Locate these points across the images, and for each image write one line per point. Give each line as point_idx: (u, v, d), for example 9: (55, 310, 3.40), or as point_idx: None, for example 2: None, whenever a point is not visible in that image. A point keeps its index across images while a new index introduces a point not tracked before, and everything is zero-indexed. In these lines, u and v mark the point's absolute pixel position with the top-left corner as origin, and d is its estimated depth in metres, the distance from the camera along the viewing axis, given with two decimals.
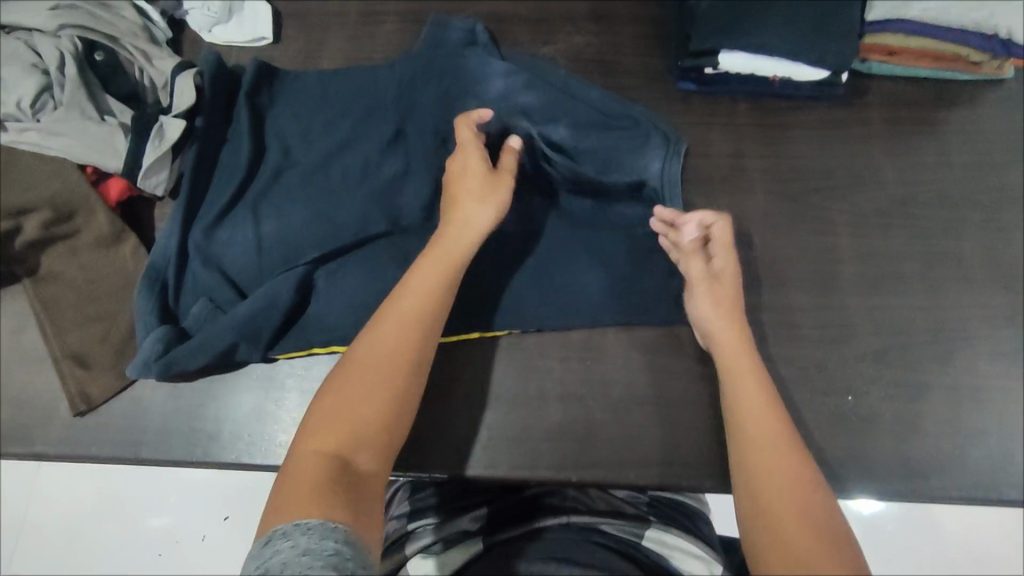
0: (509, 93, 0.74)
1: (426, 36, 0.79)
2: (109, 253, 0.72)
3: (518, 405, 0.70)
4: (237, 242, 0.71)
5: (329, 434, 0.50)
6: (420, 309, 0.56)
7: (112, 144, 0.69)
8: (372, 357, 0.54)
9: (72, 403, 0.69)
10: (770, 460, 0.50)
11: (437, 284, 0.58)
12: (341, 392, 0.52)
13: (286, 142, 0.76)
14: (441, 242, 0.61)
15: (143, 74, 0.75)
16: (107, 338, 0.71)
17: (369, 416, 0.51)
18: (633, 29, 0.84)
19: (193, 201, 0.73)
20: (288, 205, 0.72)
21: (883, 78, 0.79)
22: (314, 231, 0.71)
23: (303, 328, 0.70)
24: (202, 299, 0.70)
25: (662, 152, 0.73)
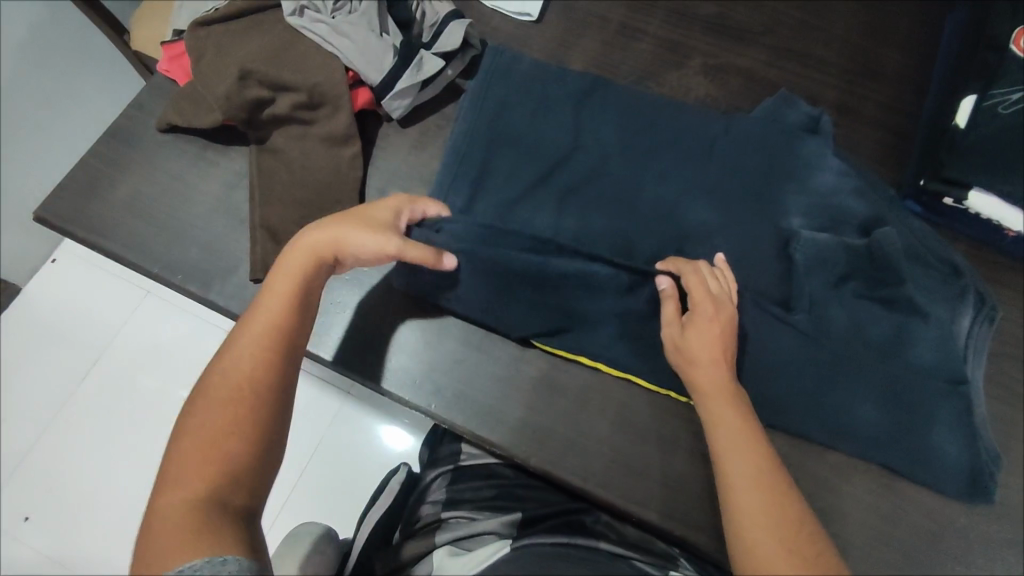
0: (835, 191, 0.73)
1: (768, 106, 0.79)
2: (332, 152, 0.77)
3: (645, 440, 0.69)
4: (469, 212, 0.74)
5: (198, 468, 0.50)
6: (258, 337, 0.57)
7: (380, 59, 0.75)
8: (224, 395, 0.54)
9: (252, 268, 0.74)
10: (751, 504, 0.54)
11: (275, 316, 0.59)
12: (200, 430, 0.52)
13: (521, 118, 0.78)
14: (282, 267, 0.61)
15: (419, 7, 0.82)
16: (304, 224, 0.75)
17: (233, 447, 0.51)
18: (875, 137, 0.83)
19: (451, 160, 0.76)
20: (519, 193, 0.75)
21: None
22: (538, 225, 0.73)
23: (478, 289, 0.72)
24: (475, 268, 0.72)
25: (974, 313, 0.70)
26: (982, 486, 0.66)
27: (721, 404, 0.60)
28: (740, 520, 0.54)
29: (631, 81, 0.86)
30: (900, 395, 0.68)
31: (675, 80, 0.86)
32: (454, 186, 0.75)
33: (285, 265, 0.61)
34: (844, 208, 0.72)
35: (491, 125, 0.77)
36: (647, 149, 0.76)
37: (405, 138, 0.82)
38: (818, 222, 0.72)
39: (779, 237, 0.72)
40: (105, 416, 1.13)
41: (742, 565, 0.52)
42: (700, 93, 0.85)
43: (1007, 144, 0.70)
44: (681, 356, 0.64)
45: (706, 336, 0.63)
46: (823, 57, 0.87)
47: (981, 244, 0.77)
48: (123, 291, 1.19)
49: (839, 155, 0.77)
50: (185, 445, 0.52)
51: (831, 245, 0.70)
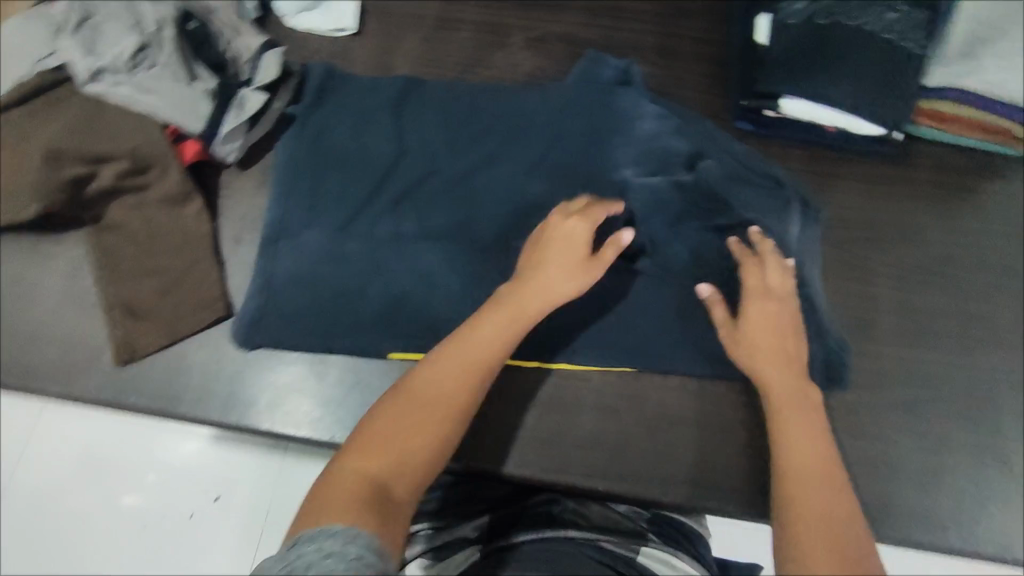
0: (658, 135, 0.76)
1: (580, 70, 0.82)
2: (175, 213, 0.74)
3: (551, 410, 0.71)
4: (307, 240, 0.75)
5: (375, 456, 0.53)
6: (475, 360, 0.59)
7: (196, 107, 0.72)
8: (427, 393, 0.57)
9: (117, 351, 0.70)
10: (810, 488, 0.53)
11: (502, 340, 0.61)
12: (386, 456, 0.53)
13: (341, 136, 0.80)
14: (514, 299, 0.63)
15: (228, 46, 0.79)
16: (164, 291, 0.72)
17: (424, 442, 0.55)
18: (698, 68, 0.88)
19: (284, 194, 0.77)
20: (357, 210, 0.76)
21: (933, 142, 0.82)
22: (381, 235, 0.75)
23: (337, 311, 0.73)
24: (331, 292, 0.73)
25: (800, 220, 0.75)
26: (834, 373, 0.70)
27: (782, 388, 0.61)
28: (798, 502, 0.52)
29: (460, 72, 0.87)
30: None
31: (502, 61, 0.88)
32: (290, 216, 0.76)
33: (507, 297, 0.63)
34: (666, 146, 0.75)
35: (315, 149, 0.79)
36: (473, 138, 0.80)
37: (249, 180, 0.80)
38: (651, 164, 0.75)
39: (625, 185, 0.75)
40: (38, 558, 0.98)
41: (785, 518, 0.52)
42: (528, 68, 0.88)
43: (804, 51, 0.75)
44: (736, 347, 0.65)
45: (757, 325, 0.65)
46: (634, 6, 0.91)
47: (811, 144, 0.82)
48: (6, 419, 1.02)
49: (655, 100, 0.80)
50: (341, 473, 0.51)
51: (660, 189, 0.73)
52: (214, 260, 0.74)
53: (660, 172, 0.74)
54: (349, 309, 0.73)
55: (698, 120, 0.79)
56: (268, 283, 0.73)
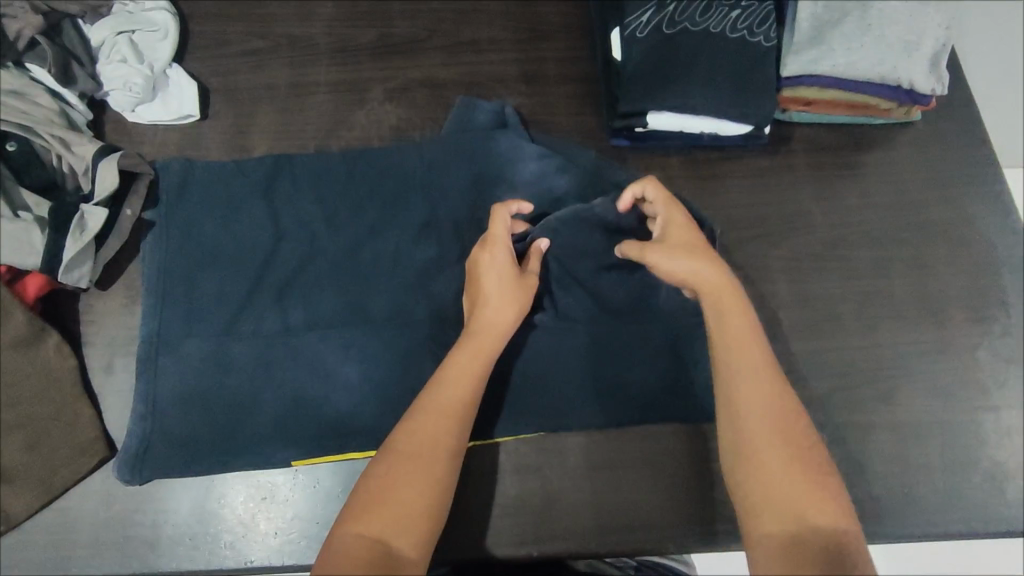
0: (541, 179, 0.76)
1: (455, 118, 0.80)
2: (27, 355, 0.67)
3: (471, 484, 0.67)
4: (183, 354, 0.69)
5: (375, 518, 0.52)
6: (458, 398, 0.58)
7: (28, 241, 0.67)
8: (415, 448, 0.55)
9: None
10: (759, 415, 0.55)
11: (469, 381, 0.59)
12: (375, 523, 0.52)
13: (207, 233, 0.74)
14: (476, 336, 0.61)
15: (58, 161, 0.73)
16: (31, 445, 0.66)
17: (410, 494, 0.53)
18: (566, 87, 0.85)
19: (155, 308, 0.71)
20: (237, 312, 0.71)
21: (805, 125, 0.82)
22: (266, 330, 0.70)
23: (231, 425, 0.67)
24: (220, 405, 0.68)
25: None
26: None
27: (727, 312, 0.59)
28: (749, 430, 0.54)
29: (323, 139, 0.83)
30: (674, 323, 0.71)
31: (364, 118, 0.84)
32: (163, 331, 0.70)
33: (483, 328, 0.61)
34: (552, 191, 0.75)
35: (182, 253, 0.73)
36: (347, 208, 0.75)
37: (110, 299, 0.74)
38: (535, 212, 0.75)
39: None
40: None
41: (741, 473, 0.54)
42: (393, 120, 0.84)
43: (656, 63, 0.74)
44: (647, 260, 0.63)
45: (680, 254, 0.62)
46: (492, 36, 0.88)
47: (689, 149, 0.81)
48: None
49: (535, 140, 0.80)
50: (353, 542, 0.51)
51: None
52: (86, 398, 0.69)
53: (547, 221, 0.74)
54: (244, 423, 0.67)
55: (574, 149, 0.79)
56: (152, 406, 0.68)
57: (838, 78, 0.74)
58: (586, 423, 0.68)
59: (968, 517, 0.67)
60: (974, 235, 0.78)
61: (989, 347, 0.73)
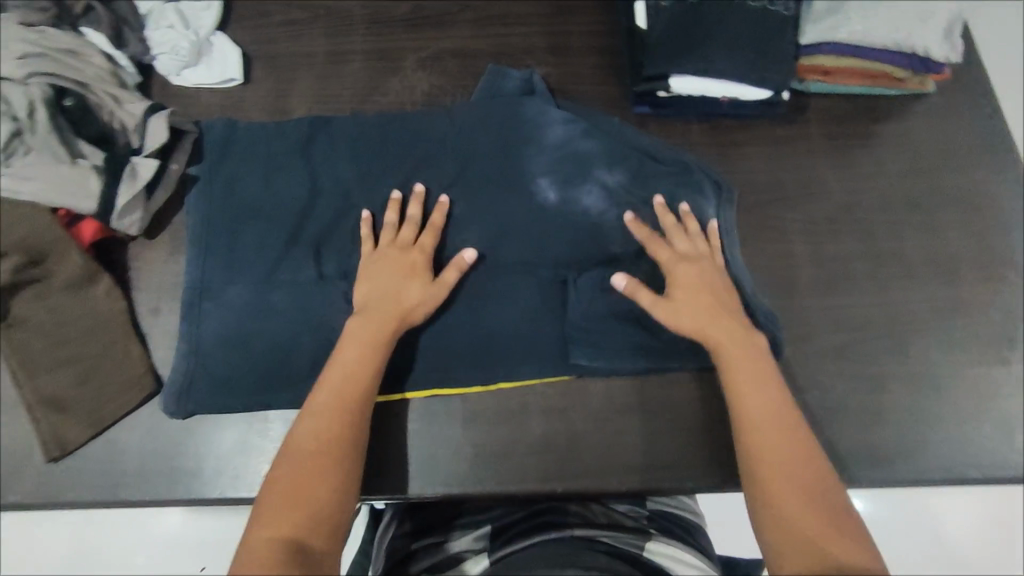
0: (568, 141, 0.76)
1: (484, 85, 0.82)
2: (83, 296, 0.71)
3: (497, 424, 0.71)
4: (221, 304, 0.72)
5: (278, 511, 0.54)
6: (346, 386, 0.62)
7: (85, 185, 0.70)
8: (310, 450, 0.58)
9: (45, 449, 0.68)
10: (773, 448, 0.58)
11: (354, 376, 0.63)
12: (272, 508, 0.55)
13: (241, 190, 0.76)
14: (365, 322, 0.65)
15: (112, 115, 0.77)
16: (83, 379, 0.70)
17: (320, 494, 0.56)
18: (590, 58, 0.89)
19: (195, 258, 0.74)
20: (275, 259, 0.73)
21: (822, 95, 0.85)
22: (298, 281, 0.72)
23: (274, 368, 0.70)
24: (256, 352, 0.70)
25: (715, 200, 0.76)
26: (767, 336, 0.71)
27: (735, 343, 0.64)
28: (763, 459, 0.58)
29: (358, 104, 0.86)
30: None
31: (398, 85, 0.87)
32: (203, 281, 0.73)
33: (369, 317, 0.66)
34: (577, 153, 0.75)
35: (218, 209, 0.76)
36: (375, 169, 0.77)
37: (157, 247, 0.78)
38: (563, 175, 0.74)
39: (548, 203, 0.73)
40: None
41: (767, 509, 0.56)
42: (425, 88, 0.87)
43: (679, 31, 0.77)
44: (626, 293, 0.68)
45: (687, 285, 0.67)
46: (520, 11, 0.92)
47: (710, 115, 0.84)
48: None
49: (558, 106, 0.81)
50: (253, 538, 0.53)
51: (587, 201, 0.74)
52: (136, 337, 0.73)
53: (575, 182, 0.74)
54: (284, 362, 0.70)
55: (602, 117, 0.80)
56: (196, 347, 0.70)
57: (856, 45, 0.77)
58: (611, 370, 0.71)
59: (976, 465, 0.70)
60: (986, 200, 0.80)
61: (1000, 307, 0.76)
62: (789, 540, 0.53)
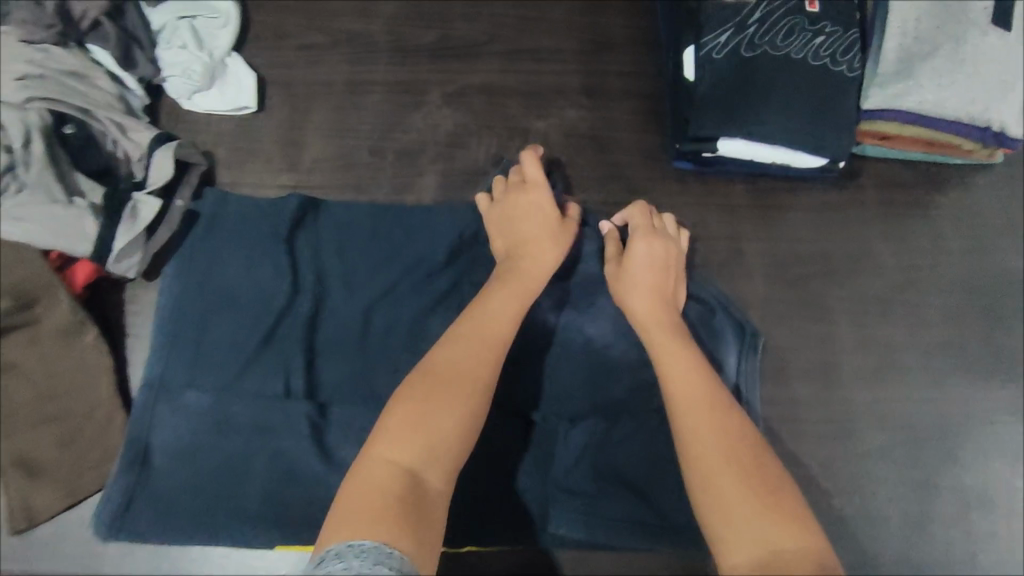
0: (573, 261, 0.73)
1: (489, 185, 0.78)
2: (70, 347, 0.66)
3: (506, 518, 0.65)
4: (178, 418, 0.66)
5: (406, 433, 0.48)
6: (493, 339, 0.57)
7: (81, 227, 0.65)
8: (442, 374, 0.52)
9: (12, 521, 0.63)
10: (698, 420, 0.52)
11: (490, 338, 0.56)
12: (406, 415, 0.49)
13: (211, 288, 0.70)
14: (513, 279, 0.62)
15: (115, 145, 0.72)
16: (65, 442, 0.65)
17: (444, 415, 0.50)
18: (628, 103, 0.82)
19: (154, 362, 0.67)
20: (236, 375, 0.68)
21: (877, 159, 0.79)
22: (268, 394, 0.68)
23: (234, 485, 0.65)
24: (215, 468, 0.65)
25: (738, 349, 0.69)
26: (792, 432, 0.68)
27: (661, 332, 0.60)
28: (688, 435, 0.51)
29: (376, 141, 0.80)
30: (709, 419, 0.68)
31: (420, 122, 0.82)
32: (159, 386, 0.67)
33: (498, 294, 0.60)
34: (585, 279, 0.73)
35: (180, 308, 0.69)
36: (376, 270, 0.73)
37: (154, 292, 0.73)
38: (566, 298, 0.72)
39: (549, 330, 0.71)
40: None
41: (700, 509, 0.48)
42: (449, 127, 0.81)
43: (731, 87, 0.71)
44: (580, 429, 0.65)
45: (642, 284, 0.64)
46: (556, 45, 0.85)
47: (755, 177, 0.78)
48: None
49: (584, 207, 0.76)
50: (381, 447, 0.48)
51: (590, 330, 0.71)
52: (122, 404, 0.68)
53: (579, 308, 0.72)
54: (235, 488, 0.65)
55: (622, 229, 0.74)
56: (144, 456, 0.65)
57: (926, 113, 0.70)
58: (634, 467, 0.67)
59: None
60: None
61: None
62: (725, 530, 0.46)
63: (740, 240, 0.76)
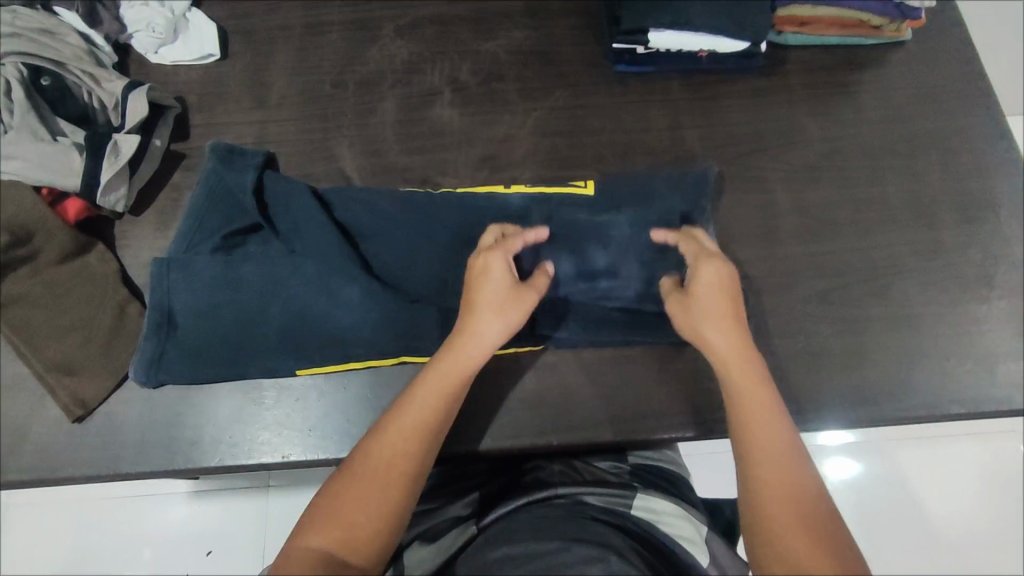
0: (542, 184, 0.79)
1: (450, 94, 0.84)
2: (78, 267, 0.72)
3: (491, 383, 0.72)
4: (194, 280, 0.70)
5: (323, 529, 0.51)
6: (437, 387, 0.59)
7: (69, 162, 0.71)
8: (378, 465, 0.54)
9: (68, 410, 0.69)
10: (760, 422, 0.55)
11: (441, 388, 0.59)
12: (321, 511, 0.53)
13: (224, 178, 0.73)
14: (448, 349, 0.61)
15: (88, 94, 0.77)
16: (86, 342, 0.70)
17: (362, 513, 0.52)
18: (569, 16, 0.88)
19: (181, 238, 0.72)
20: (234, 238, 0.72)
21: (800, 47, 0.86)
22: (274, 266, 0.70)
23: (247, 349, 0.69)
24: (229, 332, 0.69)
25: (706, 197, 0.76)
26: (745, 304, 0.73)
27: (718, 319, 0.61)
28: (750, 432, 0.55)
29: (338, 75, 0.85)
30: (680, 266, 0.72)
31: (377, 53, 0.86)
32: (180, 255, 0.71)
33: (435, 369, 0.60)
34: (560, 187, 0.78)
35: (201, 195, 0.73)
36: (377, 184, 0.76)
37: (142, 225, 0.77)
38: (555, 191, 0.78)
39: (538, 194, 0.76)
40: None
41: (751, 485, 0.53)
42: (405, 55, 0.86)
43: None
44: (698, 332, 0.61)
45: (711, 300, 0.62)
46: None
47: (689, 74, 0.85)
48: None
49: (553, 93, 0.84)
50: (309, 523, 0.52)
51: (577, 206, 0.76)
52: (133, 302, 0.73)
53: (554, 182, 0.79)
54: (255, 342, 0.69)
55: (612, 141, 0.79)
56: (169, 318, 0.69)
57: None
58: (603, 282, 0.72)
59: (962, 400, 0.72)
60: (963, 144, 0.81)
61: (982, 247, 0.77)
62: (765, 502, 0.51)
63: (681, 128, 0.83)
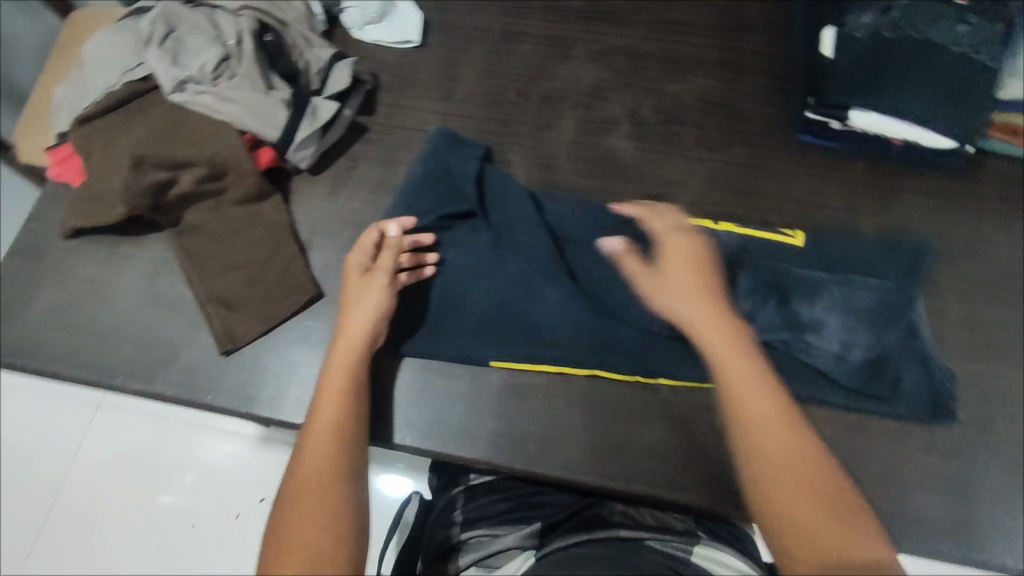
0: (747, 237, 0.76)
1: (628, 127, 0.85)
2: (255, 211, 0.77)
3: (616, 421, 0.70)
4: None
5: (303, 511, 0.52)
6: (335, 393, 0.60)
7: (274, 116, 0.75)
8: (314, 467, 0.55)
9: (220, 342, 0.73)
10: (756, 426, 0.53)
11: (343, 388, 0.61)
12: (298, 492, 0.53)
13: (437, 169, 0.78)
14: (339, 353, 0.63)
15: (301, 57, 0.81)
16: (251, 283, 0.74)
17: (333, 498, 0.53)
18: (760, 76, 0.87)
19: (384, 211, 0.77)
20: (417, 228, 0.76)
21: (1002, 157, 0.81)
22: (474, 262, 0.75)
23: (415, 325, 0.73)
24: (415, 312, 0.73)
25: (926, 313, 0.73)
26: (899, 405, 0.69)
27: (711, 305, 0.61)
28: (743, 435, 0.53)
29: (523, 85, 0.87)
30: (847, 358, 0.70)
31: (564, 72, 0.88)
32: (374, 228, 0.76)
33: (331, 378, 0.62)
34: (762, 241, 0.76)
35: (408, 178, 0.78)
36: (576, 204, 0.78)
37: (317, 185, 0.82)
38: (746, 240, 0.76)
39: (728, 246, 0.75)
40: (96, 526, 0.98)
41: (763, 504, 0.50)
42: (590, 79, 0.87)
43: (868, 64, 0.76)
44: (661, 301, 0.64)
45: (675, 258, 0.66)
46: (694, 22, 0.91)
47: (875, 159, 0.82)
48: (72, 392, 1.04)
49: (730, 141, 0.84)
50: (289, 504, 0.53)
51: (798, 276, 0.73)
52: (298, 256, 0.76)
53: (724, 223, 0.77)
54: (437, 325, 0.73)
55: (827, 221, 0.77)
56: None
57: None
58: None
59: None
60: None
61: None
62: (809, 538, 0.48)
63: (858, 211, 0.80)
